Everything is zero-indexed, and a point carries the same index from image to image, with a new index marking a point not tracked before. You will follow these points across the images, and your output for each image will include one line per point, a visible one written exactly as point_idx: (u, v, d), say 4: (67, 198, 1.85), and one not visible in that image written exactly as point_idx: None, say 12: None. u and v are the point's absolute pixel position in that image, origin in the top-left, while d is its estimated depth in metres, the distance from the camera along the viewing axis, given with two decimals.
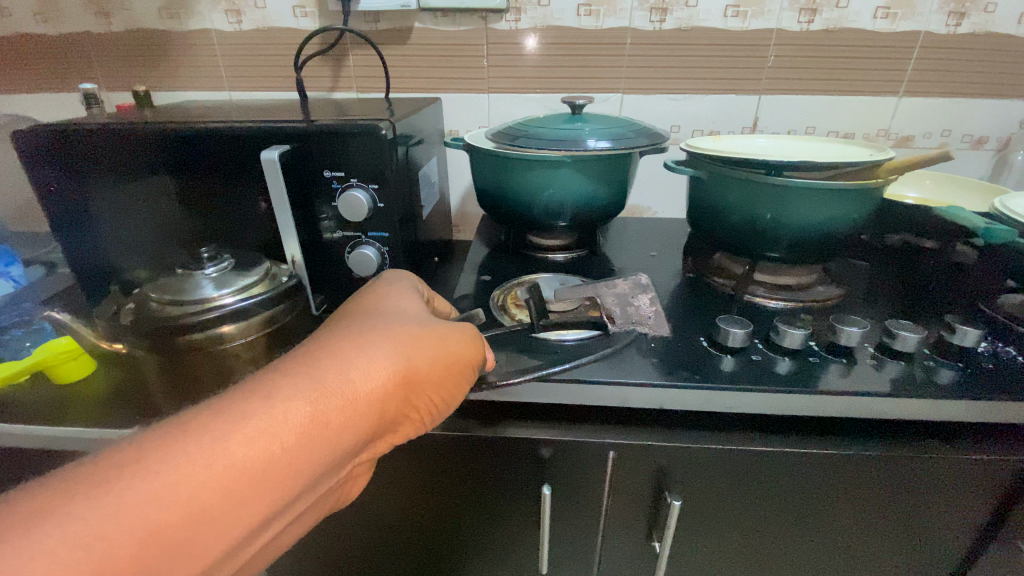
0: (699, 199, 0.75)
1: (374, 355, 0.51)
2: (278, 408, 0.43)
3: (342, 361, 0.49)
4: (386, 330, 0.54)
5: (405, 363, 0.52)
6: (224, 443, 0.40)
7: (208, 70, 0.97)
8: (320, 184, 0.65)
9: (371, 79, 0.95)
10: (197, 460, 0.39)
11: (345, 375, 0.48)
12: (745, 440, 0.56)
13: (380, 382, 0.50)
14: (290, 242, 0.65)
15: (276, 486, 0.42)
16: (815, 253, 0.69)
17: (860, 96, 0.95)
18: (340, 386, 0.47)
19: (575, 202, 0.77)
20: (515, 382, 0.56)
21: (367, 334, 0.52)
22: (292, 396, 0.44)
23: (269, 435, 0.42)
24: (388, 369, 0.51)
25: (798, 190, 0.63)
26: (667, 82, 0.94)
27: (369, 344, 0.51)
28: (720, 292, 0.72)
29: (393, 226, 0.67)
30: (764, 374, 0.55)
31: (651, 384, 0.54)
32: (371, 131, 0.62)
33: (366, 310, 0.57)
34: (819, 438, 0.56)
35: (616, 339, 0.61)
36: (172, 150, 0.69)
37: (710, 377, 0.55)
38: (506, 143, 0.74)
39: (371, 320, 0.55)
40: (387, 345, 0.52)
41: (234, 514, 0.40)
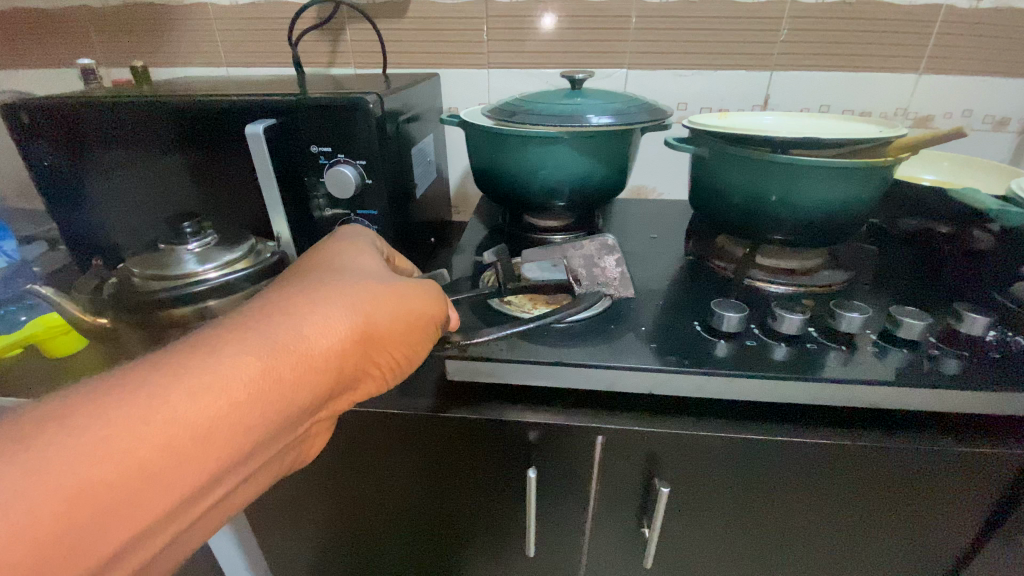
0: (701, 179, 0.72)
1: (334, 310, 0.48)
2: (226, 362, 0.40)
3: (299, 316, 0.46)
4: (347, 284, 0.51)
5: (368, 320, 0.50)
6: (165, 397, 0.37)
7: (205, 45, 0.96)
8: (307, 160, 0.64)
9: (368, 54, 0.93)
10: (135, 414, 0.36)
11: (303, 329, 0.46)
12: (738, 428, 0.54)
13: (341, 337, 0.47)
14: (278, 220, 0.64)
15: (226, 442, 0.40)
16: (821, 236, 0.66)
17: (878, 73, 0.90)
18: (296, 340, 0.45)
19: (573, 181, 0.75)
20: (500, 364, 0.55)
21: (326, 289, 0.49)
22: (241, 350, 0.42)
23: (216, 389, 0.39)
24: (349, 324, 0.48)
25: (804, 168, 0.60)
26: (674, 58, 0.90)
27: (328, 298, 0.49)
28: (719, 276, 0.69)
29: (383, 203, 0.66)
30: (759, 360, 0.53)
31: (640, 368, 0.52)
32: (358, 104, 0.60)
33: (326, 264, 0.54)
34: (817, 428, 0.54)
35: (583, 302, 0.59)
36: (160, 123, 0.68)
37: (701, 362, 0.53)
38: (502, 119, 0.72)
39: (330, 274, 0.52)
40: (347, 299, 0.50)
41: (179, 472, 0.37)
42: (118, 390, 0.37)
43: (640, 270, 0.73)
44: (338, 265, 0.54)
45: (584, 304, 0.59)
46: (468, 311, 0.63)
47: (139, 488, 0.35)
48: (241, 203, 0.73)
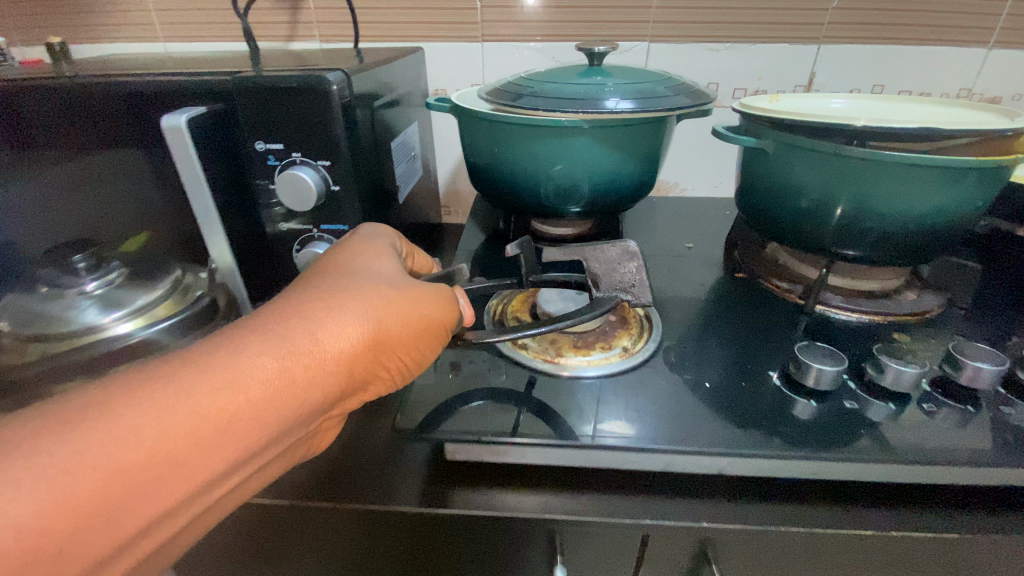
0: (757, 178, 0.58)
1: (359, 303, 0.38)
2: (230, 366, 0.32)
3: (321, 309, 0.37)
4: (374, 278, 0.41)
5: (393, 320, 0.39)
6: (152, 406, 0.29)
7: (136, 16, 0.79)
8: (253, 161, 0.48)
9: (337, 25, 0.76)
10: (111, 427, 0.27)
11: (321, 327, 0.36)
12: (851, 516, 0.38)
13: (363, 340, 0.37)
14: (215, 241, 0.48)
15: (221, 467, 0.31)
16: (915, 252, 0.52)
17: (942, 47, 0.77)
18: (314, 339, 0.35)
19: (593, 180, 0.60)
20: (517, 446, 0.40)
21: (353, 280, 0.40)
22: (247, 351, 0.33)
23: (215, 399, 0.30)
24: (374, 323, 0.38)
25: (906, 169, 0.46)
26: (705, 28, 0.76)
27: (354, 288, 0.39)
28: (781, 301, 0.56)
29: (356, 216, 0.50)
30: (864, 429, 0.40)
31: (713, 453, 0.38)
32: (314, 85, 0.44)
33: (350, 250, 0.44)
34: (957, 516, 0.39)
35: (596, 305, 0.47)
36: (27, 107, 0.49)
37: (790, 436, 0.39)
38: (505, 103, 0.56)
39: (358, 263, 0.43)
40: (372, 292, 0.40)
41: (158, 497, 0.29)
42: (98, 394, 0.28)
43: (679, 294, 0.59)
44: (363, 252, 0.44)
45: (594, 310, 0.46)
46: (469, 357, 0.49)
47: (108, 519, 0.27)
48: (163, 216, 0.55)
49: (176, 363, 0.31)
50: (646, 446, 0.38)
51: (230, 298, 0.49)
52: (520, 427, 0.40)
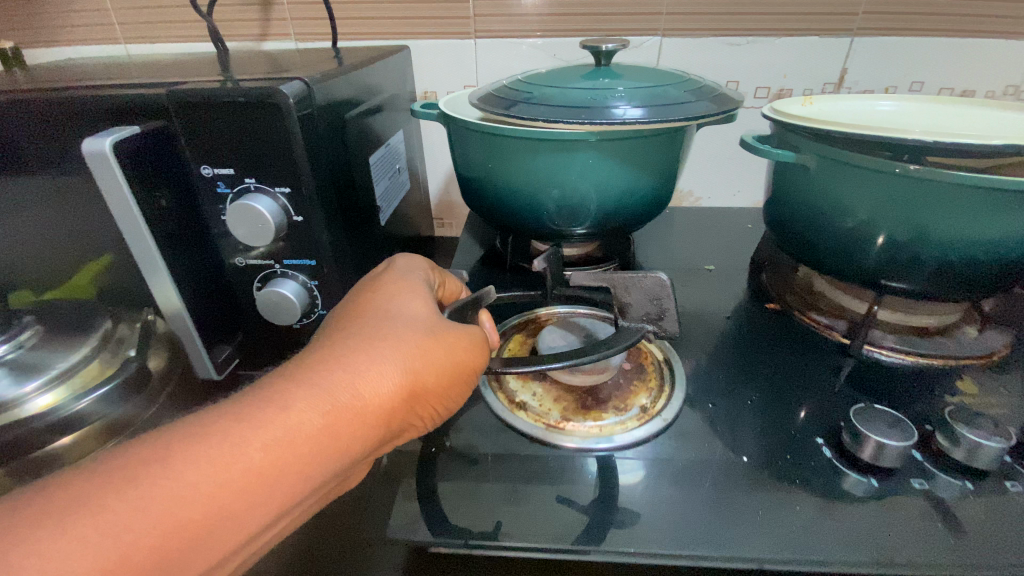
0: (791, 196, 0.50)
1: (405, 341, 0.35)
2: (269, 418, 0.29)
3: (365, 349, 0.34)
4: (421, 309, 0.38)
5: (435, 360, 0.35)
6: (193, 464, 0.27)
7: (92, 15, 0.71)
8: (201, 188, 0.40)
9: (314, 23, 0.69)
10: (152, 488, 0.26)
11: (365, 369, 0.33)
12: None
13: (409, 382, 0.34)
14: (157, 281, 0.41)
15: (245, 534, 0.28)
16: (984, 288, 0.44)
17: (990, 39, 0.68)
18: (358, 383, 0.32)
19: (602, 198, 0.53)
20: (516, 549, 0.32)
21: (399, 314, 0.37)
22: (288, 400, 0.30)
23: (249, 459, 0.28)
24: (421, 362, 0.34)
25: (981, 194, 0.38)
26: (725, 21, 0.68)
27: (400, 323, 0.36)
28: (821, 340, 0.49)
29: (325, 250, 0.42)
30: (943, 526, 0.33)
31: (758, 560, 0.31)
32: (264, 100, 0.36)
33: (398, 274, 0.41)
34: None
35: (613, 343, 0.40)
36: None
37: (850, 533, 0.32)
38: (499, 113, 0.49)
39: (406, 290, 0.39)
40: (417, 329, 0.36)
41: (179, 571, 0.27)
42: (146, 447, 0.28)
43: (702, 328, 0.52)
44: (410, 277, 0.41)
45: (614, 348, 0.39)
46: (461, 418, 0.42)
47: None
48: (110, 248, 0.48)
49: (221, 413, 0.29)
50: (676, 549, 0.32)
51: (165, 359, 0.43)
52: (523, 523, 0.33)
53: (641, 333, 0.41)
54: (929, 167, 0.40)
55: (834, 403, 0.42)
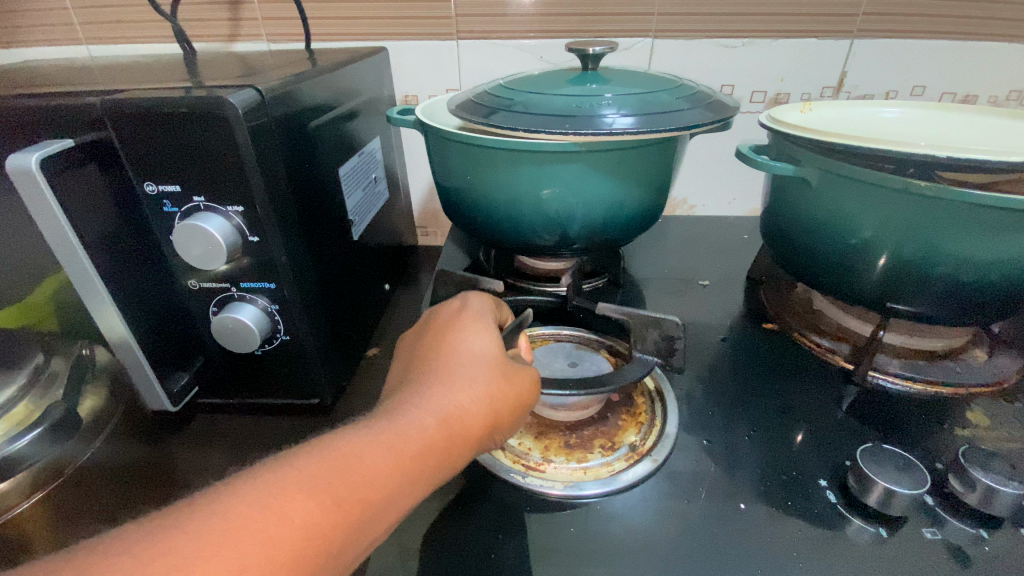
0: (790, 212, 0.47)
1: (486, 366, 0.34)
2: (364, 446, 0.28)
3: (449, 376, 0.33)
4: (495, 333, 0.37)
5: (517, 385, 0.34)
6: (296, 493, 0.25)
7: (50, 15, 0.67)
8: (147, 206, 0.37)
9: (286, 23, 0.65)
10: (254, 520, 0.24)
11: (452, 395, 0.32)
12: None
13: (493, 409, 0.32)
14: (100, 309, 0.37)
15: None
16: (995, 312, 0.41)
17: (994, 42, 0.66)
18: (447, 408, 0.31)
19: (589, 212, 0.50)
20: None
21: (477, 338, 0.35)
22: (383, 427, 0.29)
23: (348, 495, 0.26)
24: (506, 386, 0.33)
25: (996, 214, 0.35)
26: (719, 22, 0.65)
27: (478, 346, 0.35)
28: (822, 365, 0.46)
29: (284, 271, 0.39)
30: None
31: None
32: (209, 110, 0.33)
33: (462, 303, 0.40)
34: None
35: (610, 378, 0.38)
36: None
37: None
38: (477, 122, 0.46)
39: (477, 315, 0.38)
40: (495, 352, 0.35)
41: None
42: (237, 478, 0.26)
43: (695, 350, 0.49)
44: (476, 304, 0.40)
45: (626, 380, 0.38)
46: None
47: None
48: None
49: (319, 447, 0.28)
50: None
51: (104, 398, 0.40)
52: None
53: (654, 360, 0.41)
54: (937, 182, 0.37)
55: (838, 437, 0.39)
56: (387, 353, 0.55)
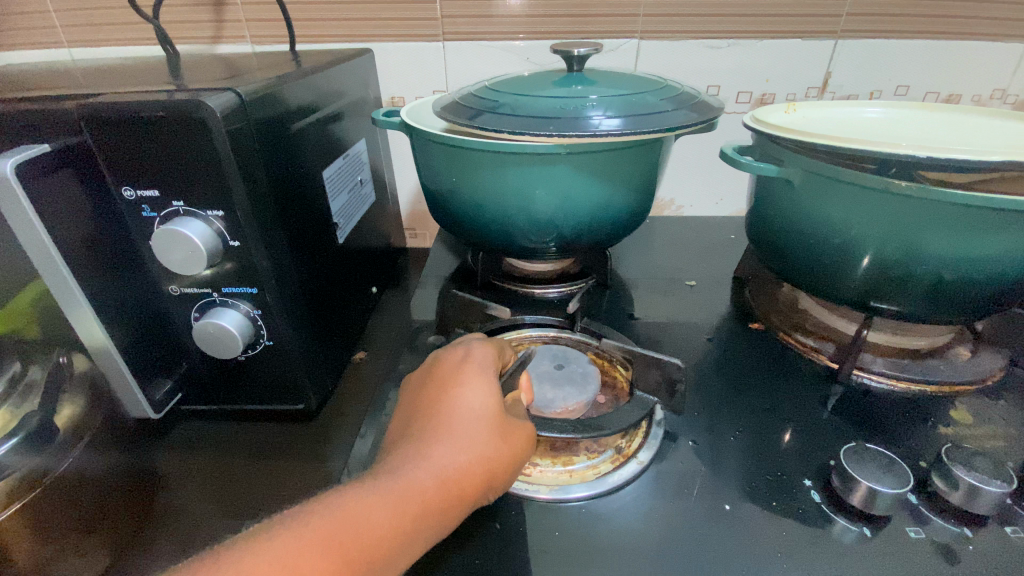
0: (774, 212, 0.47)
1: (481, 426, 0.33)
2: (343, 520, 0.27)
3: (442, 438, 0.32)
4: (495, 385, 0.35)
5: (511, 444, 0.32)
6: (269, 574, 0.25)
7: (30, 18, 0.66)
8: (126, 211, 0.36)
9: (271, 25, 0.65)
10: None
11: (445, 460, 0.31)
12: None
13: (481, 470, 0.31)
14: (78, 315, 0.36)
15: None
16: (977, 311, 0.41)
17: (977, 41, 0.66)
18: (439, 474, 0.30)
19: (574, 214, 0.50)
20: None
21: (474, 392, 0.34)
22: (366, 498, 0.29)
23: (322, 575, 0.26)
24: (502, 446, 0.32)
25: (976, 213, 0.36)
26: (704, 23, 0.65)
27: (474, 403, 0.34)
28: (808, 365, 0.46)
29: (267, 276, 0.39)
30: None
31: None
32: (188, 114, 0.33)
33: (465, 351, 0.39)
34: None
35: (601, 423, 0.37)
36: None
37: None
38: (461, 124, 0.45)
39: (477, 365, 0.37)
40: (493, 408, 0.34)
41: None
42: (219, 557, 0.26)
43: (682, 351, 0.49)
44: (478, 352, 0.38)
45: (623, 423, 0.37)
46: None
47: None
48: None
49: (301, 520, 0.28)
50: None
51: (82, 405, 0.39)
52: None
53: (655, 399, 0.40)
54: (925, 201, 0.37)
55: (823, 437, 0.39)
56: (374, 357, 0.55)
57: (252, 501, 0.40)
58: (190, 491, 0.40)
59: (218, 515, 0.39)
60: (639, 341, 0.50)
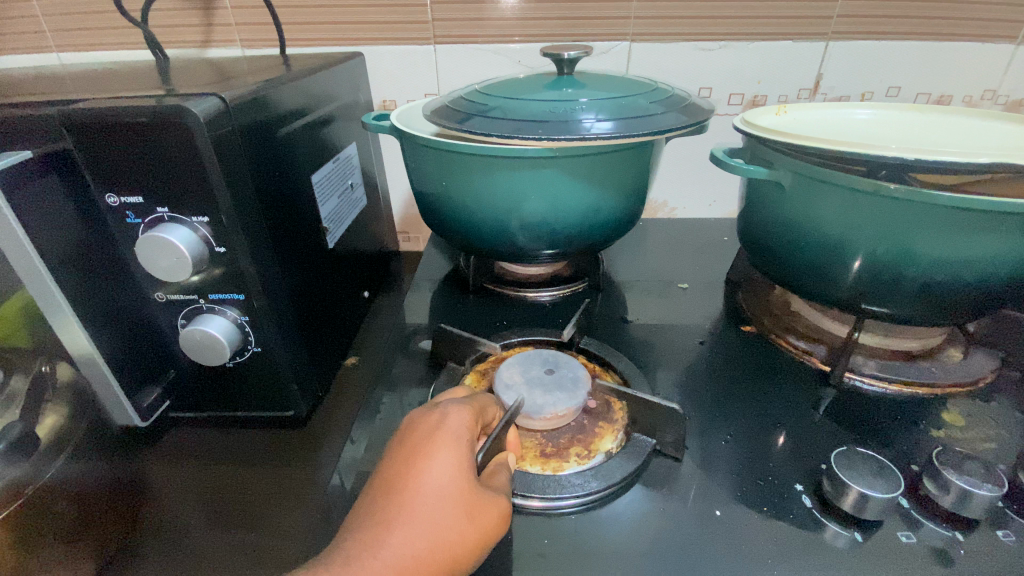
0: (765, 215, 0.47)
1: (445, 507, 0.30)
2: None
3: (404, 521, 0.29)
4: (465, 453, 0.32)
5: (479, 525, 0.30)
6: None
7: (18, 21, 0.66)
8: (109, 217, 0.36)
9: (261, 29, 0.64)
10: None
11: (404, 549, 0.29)
12: None
13: (443, 557, 0.29)
14: (64, 324, 0.35)
15: None
16: (968, 313, 0.41)
17: (967, 42, 0.66)
18: (395, 564, 0.28)
19: (565, 218, 0.49)
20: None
21: (441, 465, 0.31)
22: None
23: None
24: (466, 529, 0.30)
25: (965, 215, 0.36)
26: (696, 25, 0.65)
27: (441, 479, 0.31)
28: (801, 368, 0.46)
29: (252, 282, 0.38)
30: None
31: None
32: (172, 120, 0.32)
33: (441, 405, 0.35)
34: None
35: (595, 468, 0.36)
36: None
37: None
38: (451, 125, 0.45)
39: (450, 426, 0.33)
40: (461, 484, 0.31)
41: None
42: None
43: (675, 355, 0.49)
44: (455, 407, 0.34)
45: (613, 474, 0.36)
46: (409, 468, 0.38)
47: None
48: None
49: None
50: None
51: (66, 415, 0.36)
52: None
53: (651, 440, 0.38)
54: (930, 209, 0.36)
55: (815, 440, 0.39)
56: (365, 363, 0.55)
57: (241, 512, 0.40)
58: (185, 501, 0.41)
59: (210, 527, 0.39)
60: (632, 345, 0.50)
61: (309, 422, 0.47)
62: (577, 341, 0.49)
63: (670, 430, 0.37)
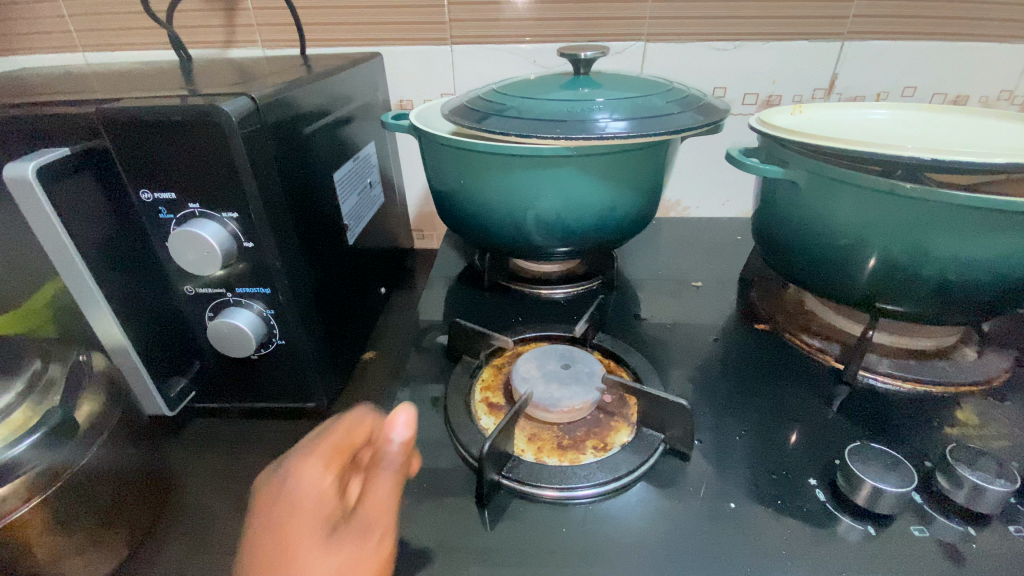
0: (780, 213, 0.47)
1: None
2: None
3: None
4: (336, 531, 0.27)
5: None
6: None
7: (47, 21, 0.67)
8: (142, 213, 0.37)
9: (283, 30, 0.66)
10: None
11: None
12: None
13: None
14: (97, 314, 0.36)
15: None
16: (982, 312, 0.41)
17: (983, 43, 0.66)
18: None
19: (580, 215, 0.50)
20: None
21: (308, 553, 0.26)
22: None
23: None
24: None
25: (981, 215, 0.36)
26: (711, 24, 0.65)
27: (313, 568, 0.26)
28: (814, 365, 0.47)
29: (278, 277, 0.40)
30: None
31: None
32: (205, 118, 0.34)
33: (292, 485, 0.29)
34: None
35: (608, 459, 0.37)
36: None
37: None
38: (470, 124, 0.46)
39: (305, 510, 0.28)
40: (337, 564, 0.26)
41: None
42: None
43: (688, 352, 0.49)
44: (309, 479, 0.29)
45: (623, 465, 0.37)
46: (428, 458, 0.39)
47: None
48: None
49: None
50: None
51: (103, 401, 0.37)
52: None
53: (660, 435, 0.39)
54: (946, 208, 0.37)
55: (828, 437, 0.39)
56: (383, 357, 0.56)
57: None
58: (204, 492, 0.42)
59: (236, 514, 0.40)
60: (645, 342, 0.51)
61: (329, 414, 0.48)
62: (591, 338, 0.49)
63: (680, 424, 0.38)
